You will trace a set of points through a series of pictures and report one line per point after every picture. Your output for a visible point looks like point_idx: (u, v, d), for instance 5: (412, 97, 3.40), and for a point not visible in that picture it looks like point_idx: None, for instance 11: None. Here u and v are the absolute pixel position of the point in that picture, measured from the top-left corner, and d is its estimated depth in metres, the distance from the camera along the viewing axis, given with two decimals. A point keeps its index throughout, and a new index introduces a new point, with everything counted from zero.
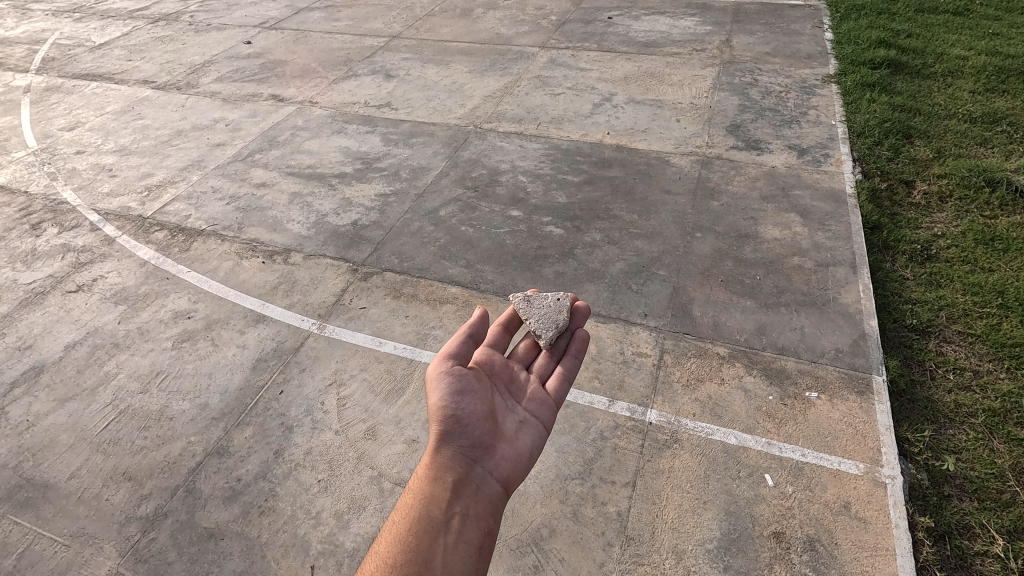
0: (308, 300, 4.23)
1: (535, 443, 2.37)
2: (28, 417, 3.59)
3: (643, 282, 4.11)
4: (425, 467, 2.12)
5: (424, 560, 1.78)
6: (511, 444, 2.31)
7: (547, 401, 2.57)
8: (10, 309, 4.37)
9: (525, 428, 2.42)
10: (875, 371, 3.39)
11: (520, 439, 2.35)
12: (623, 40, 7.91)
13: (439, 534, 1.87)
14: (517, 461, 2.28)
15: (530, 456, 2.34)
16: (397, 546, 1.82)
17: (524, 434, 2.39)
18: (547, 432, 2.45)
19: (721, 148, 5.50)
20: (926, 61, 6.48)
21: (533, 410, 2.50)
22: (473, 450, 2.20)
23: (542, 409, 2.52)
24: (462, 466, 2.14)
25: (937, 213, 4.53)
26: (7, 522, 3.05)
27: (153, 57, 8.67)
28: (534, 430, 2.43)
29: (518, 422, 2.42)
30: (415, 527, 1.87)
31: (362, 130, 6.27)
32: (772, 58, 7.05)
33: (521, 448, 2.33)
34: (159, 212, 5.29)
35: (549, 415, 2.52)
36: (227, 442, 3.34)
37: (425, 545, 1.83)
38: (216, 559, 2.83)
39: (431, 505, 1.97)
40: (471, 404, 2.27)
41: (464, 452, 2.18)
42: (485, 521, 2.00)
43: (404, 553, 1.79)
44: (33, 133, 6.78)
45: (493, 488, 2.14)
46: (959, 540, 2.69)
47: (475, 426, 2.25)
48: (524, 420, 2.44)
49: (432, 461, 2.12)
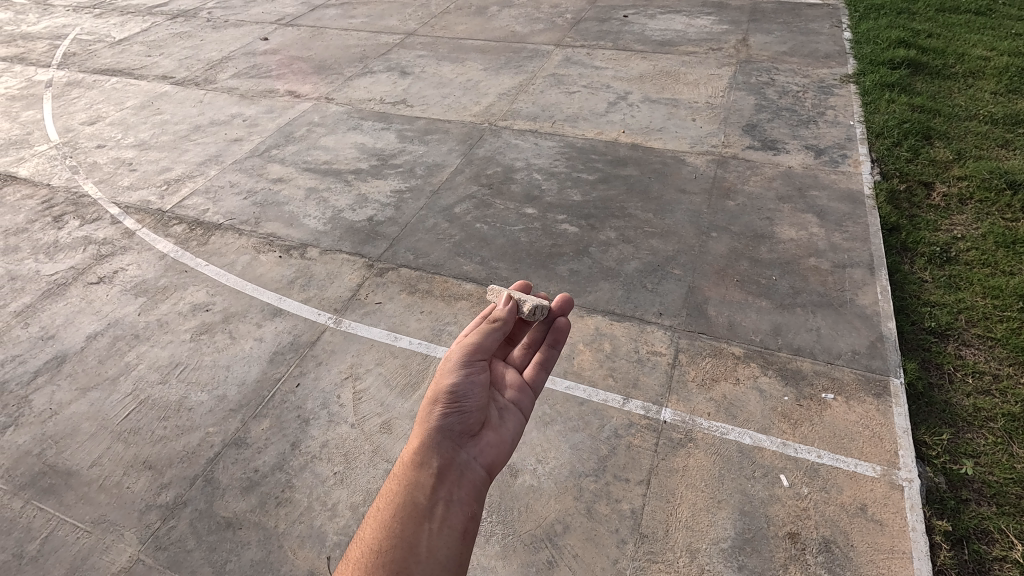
0: (324, 294, 4.27)
1: (519, 430, 2.25)
2: (51, 405, 3.65)
3: (658, 282, 4.11)
4: (409, 451, 1.97)
5: (409, 547, 1.67)
6: (495, 431, 2.19)
7: (528, 389, 2.45)
8: (33, 299, 4.45)
9: (507, 416, 2.30)
10: (893, 373, 3.36)
11: (503, 426, 2.23)
12: (638, 38, 7.88)
13: (424, 519, 1.76)
14: (501, 446, 2.17)
15: (513, 442, 2.23)
16: (381, 532, 1.71)
17: (507, 420, 2.27)
18: (527, 421, 2.34)
19: (737, 147, 5.48)
20: (947, 61, 6.40)
21: (515, 396, 2.37)
22: (458, 435, 2.06)
23: (524, 397, 2.40)
24: (447, 450, 1.99)
25: (956, 215, 4.49)
26: (31, 508, 3.11)
27: (172, 52, 8.77)
28: (516, 416, 2.30)
29: (501, 409, 2.29)
30: (400, 512, 1.76)
31: (377, 127, 6.31)
32: (789, 58, 7.00)
33: (505, 434, 2.21)
34: (178, 205, 5.36)
35: (531, 402, 2.40)
36: (245, 433, 3.39)
37: (409, 530, 1.72)
38: (234, 547, 2.87)
39: (416, 489, 1.83)
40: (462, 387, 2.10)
41: (449, 436, 2.04)
42: (470, 505, 1.88)
43: (387, 540, 1.68)
44: (54, 127, 6.89)
45: (477, 473, 2.02)
46: (977, 545, 2.67)
47: (463, 410, 2.10)
48: (506, 407, 2.31)
49: (417, 444, 1.97)
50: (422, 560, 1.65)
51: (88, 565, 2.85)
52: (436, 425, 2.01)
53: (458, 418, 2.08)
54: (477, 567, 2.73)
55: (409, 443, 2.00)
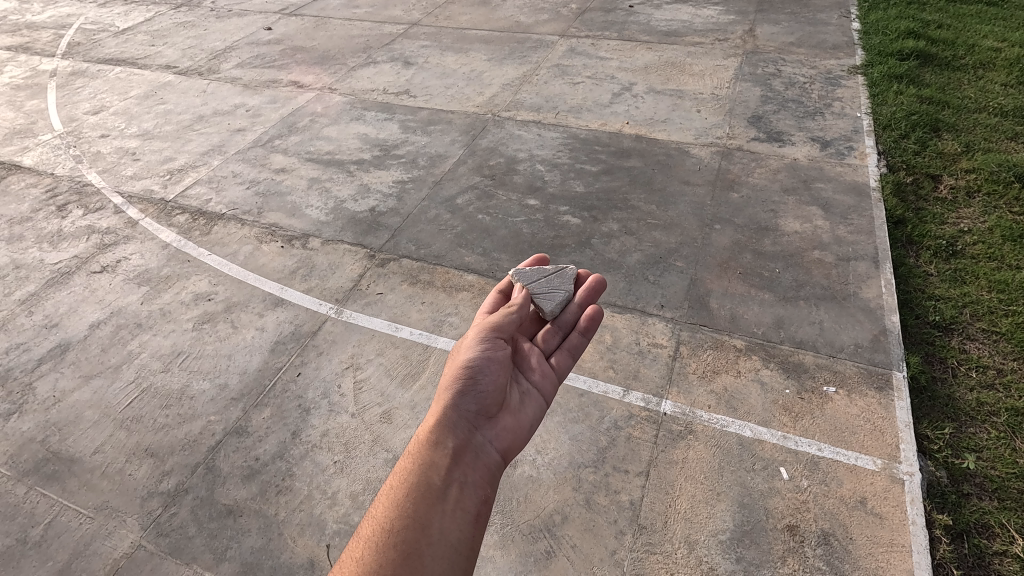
0: (326, 285, 4.28)
1: (537, 415, 2.31)
2: (55, 393, 3.68)
3: (661, 274, 4.08)
4: (425, 430, 2.01)
5: (422, 526, 1.67)
6: (513, 415, 2.25)
7: (550, 374, 2.51)
8: (38, 288, 4.47)
9: (526, 400, 2.37)
10: (895, 367, 3.34)
11: (521, 411, 2.28)
12: (644, 29, 7.81)
13: (436, 500, 1.77)
14: (516, 431, 2.22)
15: (531, 428, 2.28)
16: (393, 511, 1.70)
17: (526, 404, 2.33)
18: (546, 407, 2.40)
19: (742, 139, 5.43)
20: (957, 52, 6.31)
21: (537, 381, 2.44)
22: (476, 416, 2.13)
23: (546, 382, 2.47)
24: (462, 432, 2.05)
25: (963, 208, 4.44)
26: (34, 494, 3.15)
27: (175, 42, 8.75)
28: (536, 404, 2.36)
29: (520, 394, 2.35)
30: (414, 492, 1.76)
31: (380, 117, 6.28)
32: (796, 49, 6.92)
33: (523, 419, 2.26)
34: (181, 195, 5.37)
35: (552, 388, 2.47)
36: (246, 422, 3.40)
37: (421, 510, 1.72)
38: (234, 535, 2.89)
39: (430, 469, 1.86)
40: (479, 368, 2.20)
41: (466, 418, 2.10)
42: (483, 489, 1.92)
43: (400, 519, 1.67)
44: (58, 117, 6.90)
45: (492, 457, 2.06)
46: (977, 539, 2.66)
47: (482, 391, 2.17)
48: (526, 392, 2.38)
49: (434, 423, 2.02)
50: (436, 539, 1.66)
51: (90, 551, 2.88)
52: (452, 406, 2.08)
53: (475, 399, 2.15)
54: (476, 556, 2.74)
55: (424, 422, 2.05)
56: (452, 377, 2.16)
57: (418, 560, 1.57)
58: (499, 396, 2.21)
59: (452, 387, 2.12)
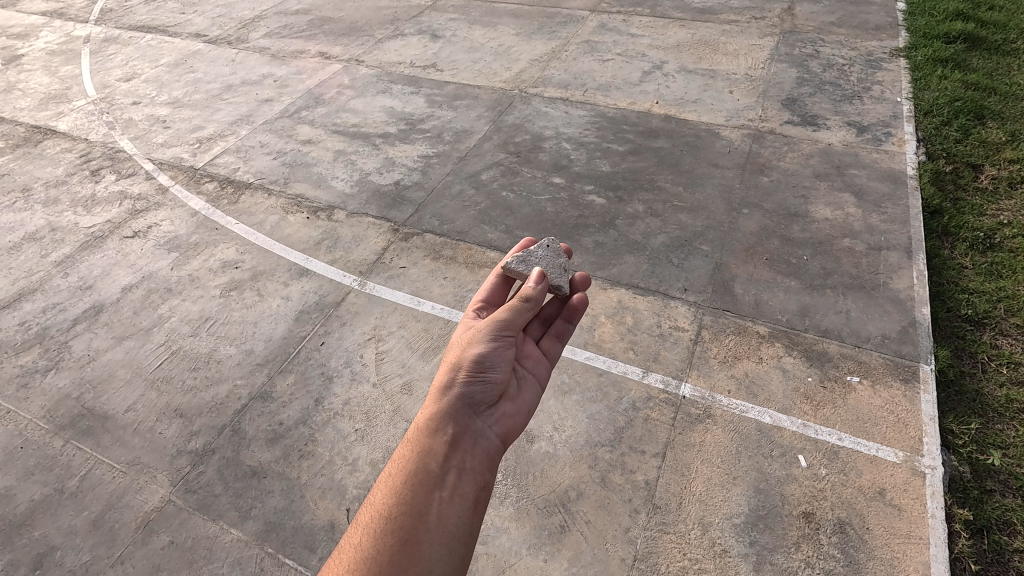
0: (350, 257, 4.32)
1: (536, 399, 2.31)
2: (89, 351, 3.81)
3: (685, 257, 4.03)
4: (425, 416, 2.00)
5: (419, 513, 1.70)
6: (512, 399, 2.24)
7: (543, 358, 2.51)
8: (73, 250, 4.60)
9: (524, 384, 2.35)
10: (923, 360, 3.27)
11: (521, 395, 2.28)
12: (677, 5, 7.59)
13: (434, 486, 1.79)
14: (516, 416, 2.22)
15: (530, 411, 2.29)
16: (392, 498, 1.74)
17: (526, 388, 2.33)
18: (544, 388, 2.40)
19: (775, 122, 5.28)
20: (1008, 36, 6.01)
21: (533, 366, 2.43)
22: (477, 403, 2.11)
23: (542, 367, 2.47)
24: (461, 419, 2.04)
25: (1005, 200, 4.28)
26: (71, 447, 3.28)
27: (205, 11, 8.78)
28: (534, 387, 2.36)
29: (519, 378, 2.33)
30: (411, 480, 1.78)
31: (406, 91, 6.25)
32: (837, 29, 6.67)
33: (522, 403, 2.26)
34: (209, 164, 5.44)
35: (547, 372, 2.47)
36: (270, 388, 3.49)
37: (419, 497, 1.74)
38: (258, 495, 2.99)
39: (428, 456, 1.87)
40: (481, 358, 2.15)
41: (469, 404, 2.09)
42: (482, 475, 1.92)
43: (398, 505, 1.71)
44: (91, 82, 7.01)
45: (491, 443, 2.07)
46: (998, 536, 2.64)
47: (488, 379, 2.15)
48: (525, 376, 2.37)
49: (432, 411, 2.00)
50: (434, 526, 1.69)
51: (123, 503, 3.01)
52: (454, 395, 2.05)
53: (482, 387, 2.13)
54: (491, 527, 2.80)
55: (424, 409, 2.03)
56: (454, 368, 2.12)
57: (416, 548, 1.62)
58: (501, 384, 2.19)
59: (455, 376, 2.09)
